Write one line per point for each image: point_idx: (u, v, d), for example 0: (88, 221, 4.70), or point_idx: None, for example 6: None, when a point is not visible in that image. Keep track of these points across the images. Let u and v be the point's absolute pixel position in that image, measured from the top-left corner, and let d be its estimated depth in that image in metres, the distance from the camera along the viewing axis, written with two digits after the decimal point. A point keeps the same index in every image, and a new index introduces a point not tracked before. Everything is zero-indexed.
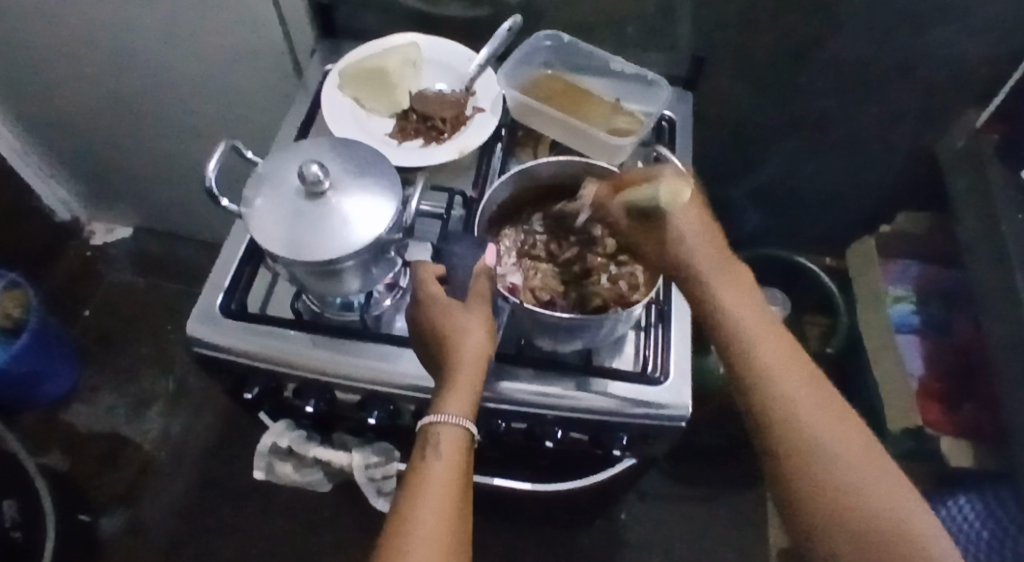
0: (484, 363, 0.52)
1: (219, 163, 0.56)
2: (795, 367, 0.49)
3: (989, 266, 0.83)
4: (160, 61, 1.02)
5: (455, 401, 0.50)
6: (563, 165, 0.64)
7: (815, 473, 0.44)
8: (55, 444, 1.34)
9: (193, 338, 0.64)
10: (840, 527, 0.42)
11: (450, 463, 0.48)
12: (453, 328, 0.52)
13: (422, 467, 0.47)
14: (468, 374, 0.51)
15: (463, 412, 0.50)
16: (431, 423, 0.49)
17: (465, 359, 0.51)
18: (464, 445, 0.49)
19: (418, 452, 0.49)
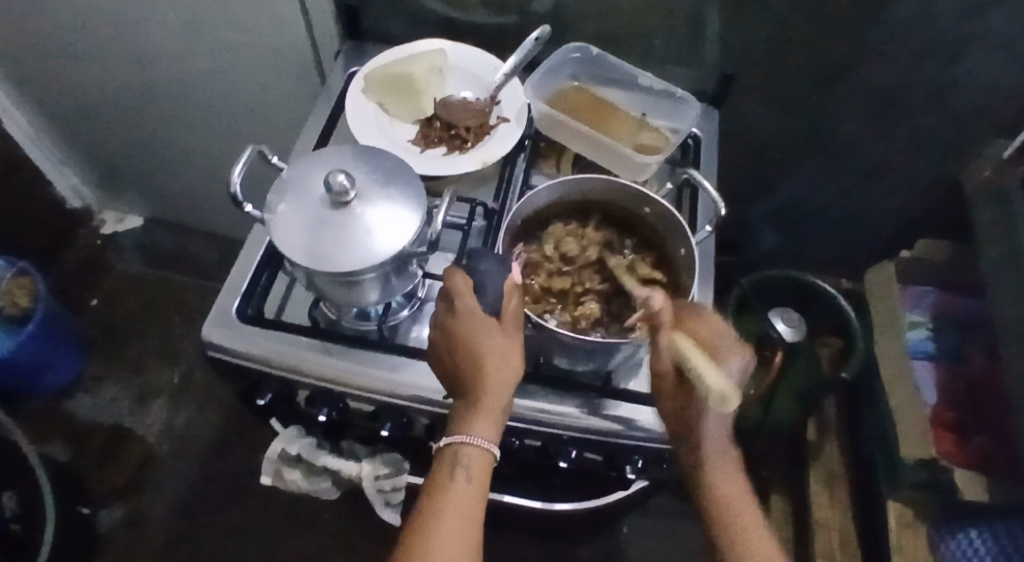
0: (512, 382, 0.51)
1: (243, 167, 0.55)
2: (737, 492, 0.58)
3: (1008, 298, 0.81)
4: (181, 54, 1.01)
5: (483, 425, 0.50)
6: (590, 183, 0.64)
7: None
8: (56, 434, 1.33)
9: (208, 342, 0.63)
10: None
11: (476, 484, 0.50)
12: (483, 351, 0.50)
13: (447, 486, 0.49)
14: (495, 397, 0.50)
15: (491, 436, 0.50)
16: (457, 444, 0.50)
17: (491, 386, 0.50)
18: (490, 464, 0.50)
19: (444, 467, 0.50)
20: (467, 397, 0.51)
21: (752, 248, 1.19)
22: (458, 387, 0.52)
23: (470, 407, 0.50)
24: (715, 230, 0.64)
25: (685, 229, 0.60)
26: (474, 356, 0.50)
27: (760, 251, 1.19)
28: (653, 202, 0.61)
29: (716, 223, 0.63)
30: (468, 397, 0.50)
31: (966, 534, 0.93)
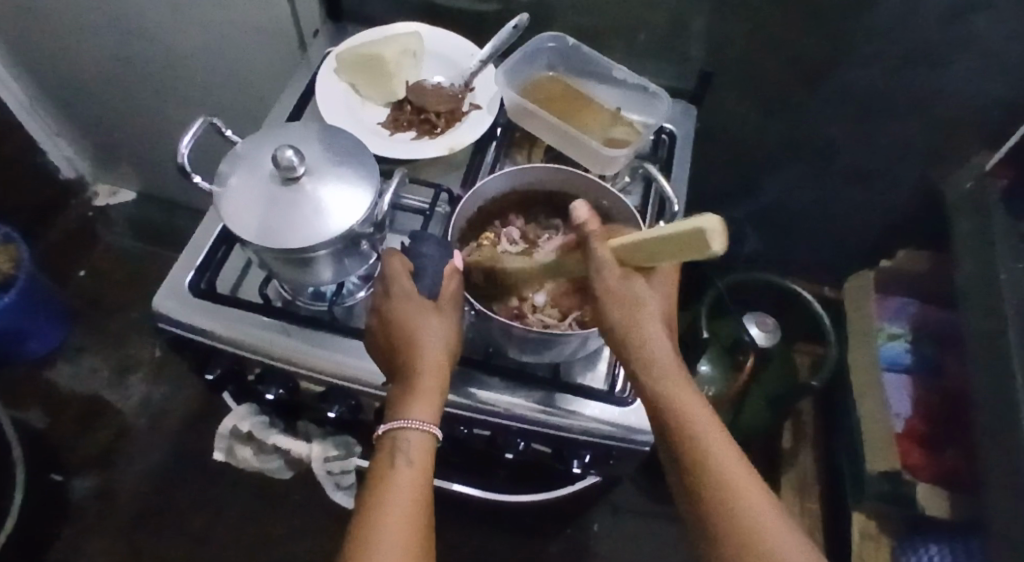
0: (449, 363, 0.51)
1: (194, 139, 0.55)
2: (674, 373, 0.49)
3: (982, 313, 0.79)
4: (167, 27, 1.01)
5: (422, 407, 0.49)
6: (547, 174, 0.63)
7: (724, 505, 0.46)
8: (35, 401, 1.34)
9: (159, 314, 0.63)
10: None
11: (418, 469, 0.49)
12: (422, 331, 0.49)
13: (390, 474, 0.48)
14: (434, 379, 0.49)
15: (431, 418, 0.49)
16: (397, 428, 0.49)
17: (429, 367, 0.49)
18: (432, 447, 0.50)
19: (385, 455, 0.50)
20: (404, 380, 0.50)
21: (735, 252, 1.18)
22: (395, 370, 0.51)
23: (408, 389, 0.50)
24: None
25: (638, 223, 0.59)
26: (413, 337, 0.49)
27: (743, 255, 1.18)
28: (609, 193, 0.61)
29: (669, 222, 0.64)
30: (405, 379, 0.50)
31: (927, 551, 0.92)
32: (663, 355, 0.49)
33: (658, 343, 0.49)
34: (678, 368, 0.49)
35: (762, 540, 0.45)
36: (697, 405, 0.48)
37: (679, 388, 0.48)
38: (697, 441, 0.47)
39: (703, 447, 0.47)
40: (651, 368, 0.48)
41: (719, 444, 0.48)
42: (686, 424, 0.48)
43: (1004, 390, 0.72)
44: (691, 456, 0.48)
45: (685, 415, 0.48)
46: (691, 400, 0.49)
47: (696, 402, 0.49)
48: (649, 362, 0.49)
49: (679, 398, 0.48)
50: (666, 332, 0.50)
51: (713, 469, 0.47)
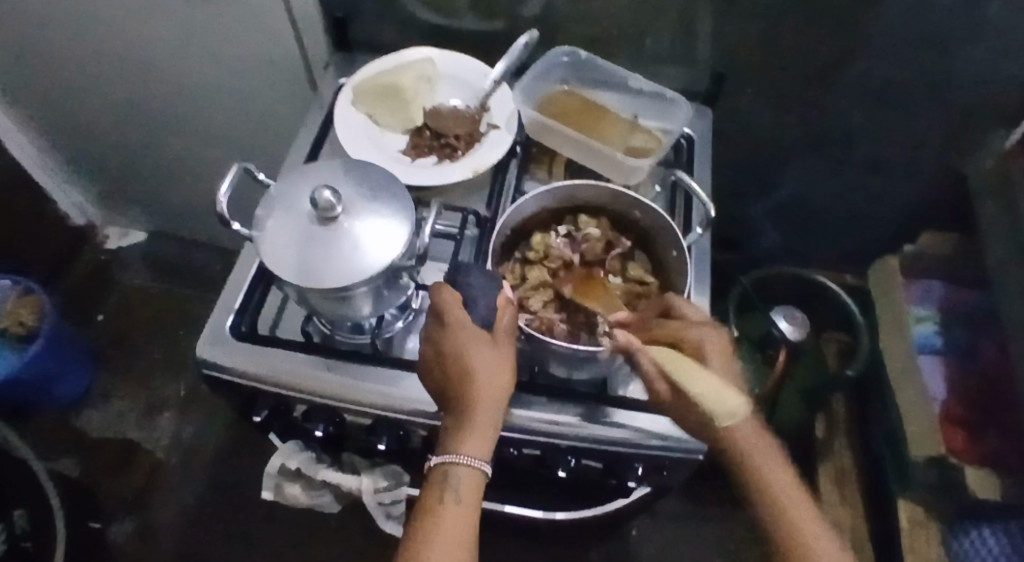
0: (502, 396, 0.51)
1: (230, 186, 0.55)
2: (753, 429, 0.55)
3: (1017, 293, 0.79)
4: (177, 69, 1.02)
5: (474, 443, 0.49)
6: (585, 190, 0.64)
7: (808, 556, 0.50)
8: (67, 449, 1.34)
9: (202, 360, 0.63)
10: None
11: (467, 505, 0.49)
12: (474, 365, 0.49)
13: (439, 508, 0.48)
14: (487, 414, 0.50)
15: (483, 454, 0.49)
16: (448, 463, 0.49)
17: (482, 403, 0.49)
18: (481, 485, 0.50)
19: (434, 489, 0.50)
20: (457, 415, 0.50)
21: (754, 246, 1.18)
22: (448, 403, 0.52)
23: (461, 423, 0.50)
24: (707, 231, 0.64)
25: (675, 230, 0.61)
26: (465, 371, 0.50)
27: (762, 249, 1.18)
28: (641, 203, 0.62)
29: (708, 225, 0.63)
30: (458, 414, 0.50)
31: None
32: (745, 437, 0.54)
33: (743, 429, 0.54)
34: (778, 466, 0.54)
35: None
36: (784, 482, 0.53)
37: (762, 464, 0.53)
38: (776, 495, 0.52)
39: (789, 524, 0.51)
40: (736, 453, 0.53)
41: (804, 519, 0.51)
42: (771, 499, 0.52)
43: None
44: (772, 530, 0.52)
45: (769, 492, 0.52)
46: (779, 478, 0.53)
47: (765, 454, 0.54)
48: (734, 445, 0.53)
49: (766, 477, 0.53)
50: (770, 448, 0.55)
51: None
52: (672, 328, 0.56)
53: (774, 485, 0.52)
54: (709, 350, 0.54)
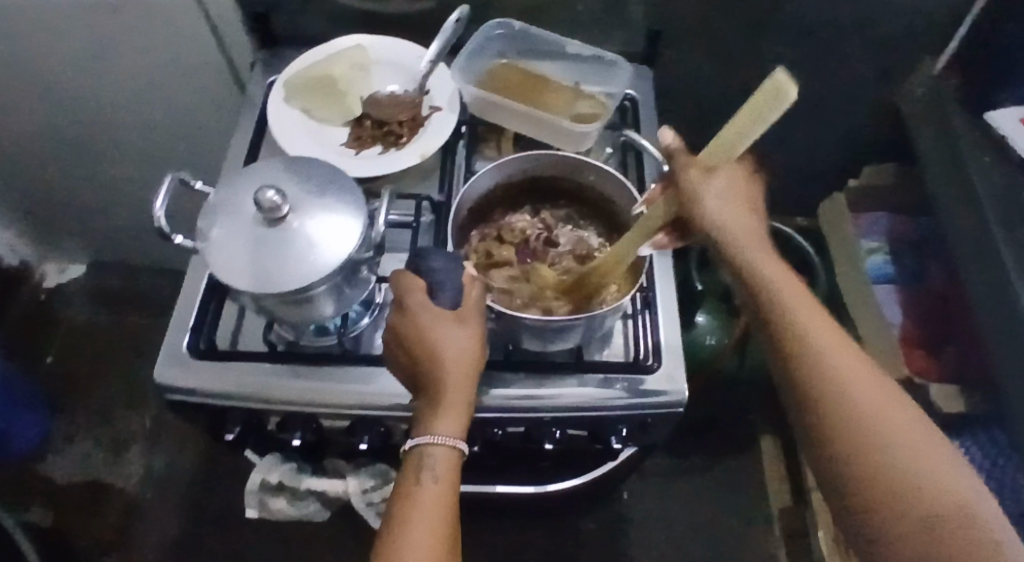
0: (472, 375, 0.50)
1: (167, 198, 0.53)
2: (806, 301, 0.45)
3: (960, 212, 0.82)
4: (94, 88, 0.96)
5: (448, 421, 0.48)
6: (539, 159, 0.63)
7: (867, 446, 0.39)
8: (33, 499, 1.28)
9: (162, 385, 0.60)
10: (904, 524, 0.37)
11: (445, 485, 0.47)
12: (440, 344, 0.48)
13: (415, 490, 0.46)
14: (458, 391, 0.49)
15: (457, 432, 0.48)
16: (422, 445, 0.48)
17: (453, 380, 0.48)
18: (458, 464, 0.48)
19: (410, 472, 0.48)
20: (429, 396, 0.49)
21: None
22: (418, 387, 0.51)
23: (432, 404, 0.49)
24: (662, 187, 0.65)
25: (630, 189, 0.60)
26: (431, 351, 0.48)
27: None
28: (593, 167, 0.61)
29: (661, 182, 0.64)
30: (431, 396, 0.49)
31: None
32: (797, 309, 0.44)
33: (797, 303, 0.44)
34: (838, 347, 0.42)
35: (928, 493, 0.37)
36: (852, 362, 0.42)
37: (822, 343, 0.42)
38: (828, 372, 0.41)
39: (858, 406, 0.40)
40: (791, 332, 0.43)
41: (874, 403, 0.40)
42: (837, 383, 0.41)
43: (996, 280, 0.75)
44: (832, 425, 0.40)
45: (835, 377, 0.41)
46: (844, 368, 0.42)
47: (817, 325, 0.43)
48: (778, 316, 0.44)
49: (826, 360, 0.42)
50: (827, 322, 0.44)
51: (895, 466, 0.38)
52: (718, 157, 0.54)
53: (834, 366, 0.42)
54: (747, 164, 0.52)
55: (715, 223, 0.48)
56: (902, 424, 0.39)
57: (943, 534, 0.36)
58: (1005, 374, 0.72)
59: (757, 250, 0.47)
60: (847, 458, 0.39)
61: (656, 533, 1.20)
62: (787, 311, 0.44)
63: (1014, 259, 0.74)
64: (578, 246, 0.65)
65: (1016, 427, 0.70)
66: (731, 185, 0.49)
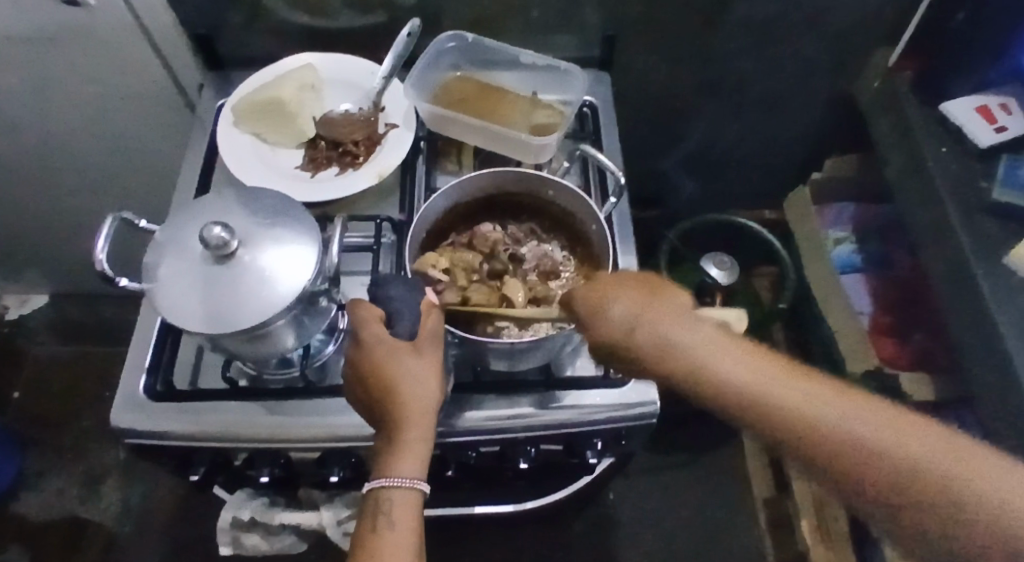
0: (432, 411, 0.49)
1: (108, 239, 0.51)
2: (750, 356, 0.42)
3: (919, 201, 0.83)
4: (38, 119, 0.93)
5: (406, 461, 0.47)
6: (498, 175, 0.62)
7: (872, 466, 0.38)
8: (6, 542, 1.24)
9: (120, 430, 0.58)
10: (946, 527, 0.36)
11: (405, 531, 0.46)
12: (396, 382, 0.47)
13: (374, 537, 0.45)
14: (416, 429, 0.48)
15: (417, 473, 0.47)
16: (381, 488, 0.47)
17: (410, 418, 0.48)
18: (419, 505, 0.47)
19: (369, 516, 0.47)
20: (387, 435, 0.48)
21: (675, 199, 1.19)
22: (378, 424, 0.50)
23: (391, 445, 0.48)
24: (622, 198, 0.63)
25: (590, 205, 0.60)
26: (389, 389, 0.48)
27: (682, 201, 1.20)
28: (553, 184, 0.61)
29: (621, 192, 0.63)
30: (389, 435, 0.48)
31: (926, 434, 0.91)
32: (769, 385, 0.41)
33: (778, 385, 0.41)
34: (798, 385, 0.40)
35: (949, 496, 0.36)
36: (807, 391, 0.40)
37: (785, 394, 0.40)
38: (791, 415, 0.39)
39: (856, 436, 0.38)
40: (799, 421, 0.39)
41: (894, 441, 0.38)
42: (847, 442, 0.38)
43: (956, 268, 0.76)
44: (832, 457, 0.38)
45: (862, 438, 0.38)
46: (816, 402, 0.40)
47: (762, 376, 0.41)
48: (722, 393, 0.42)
49: (843, 428, 0.38)
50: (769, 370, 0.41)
51: (912, 477, 0.37)
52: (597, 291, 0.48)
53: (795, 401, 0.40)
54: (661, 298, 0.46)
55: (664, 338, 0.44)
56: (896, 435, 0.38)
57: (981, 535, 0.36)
58: (972, 362, 0.72)
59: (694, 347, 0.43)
60: (900, 496, 0.37)
61: (643, 533, 1.20)
62: (760, 395, 0.40)
63: (971, 244, 0.75)
64: (541, 263, 0.64)
65: (983, 412, 0.71)
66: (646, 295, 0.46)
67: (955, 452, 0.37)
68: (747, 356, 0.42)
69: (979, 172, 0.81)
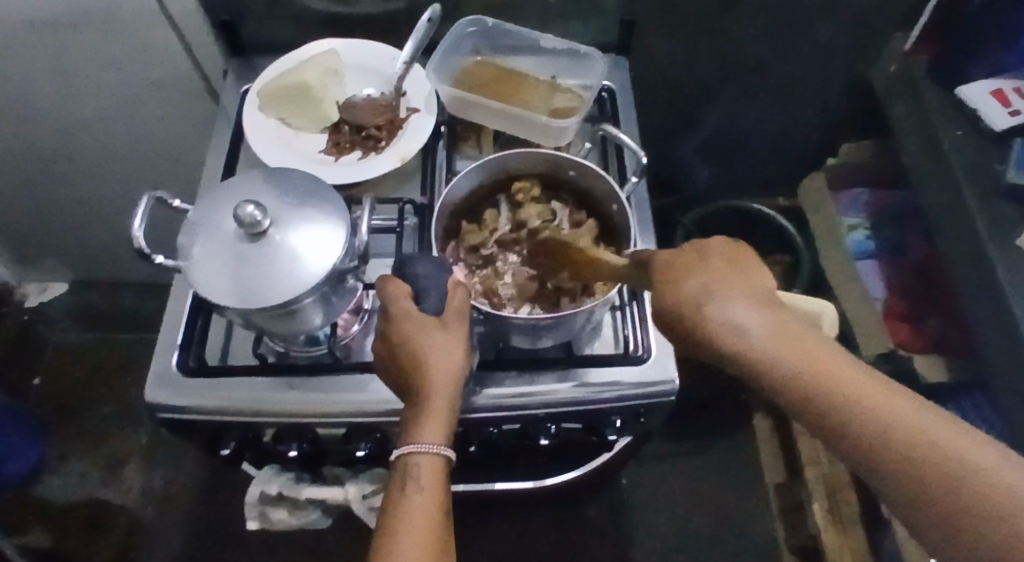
0: (457, 381, 0.50)
1: (144, 218, 0.52)
2: (794, 329, 0.38)
3: (935, 184, 0.83)
4: (64, 107, 0.95)
5: (432, 428, 0.48)
6: (518, 157, 0.63)
7: (904, 455, 0.33)
8: (32, 523, 1.27)
9: (153, 405, 0.60)
10: (978, 539, 0.31)
11: (431, 495, 0.47)
12: (423, 351, 0.49)
13: (401, 499, 0.46)
14: (441, 397, 0.49)
15: (442, 439, 0.48)
16: (408, 454, 0.48)
17: (437, 386, 0.49)
18: (445, 472, 0.49)
19: (396, 481, 0.48)
20: (413, 404, 0.50)
21: (688, 186, 1.20)
22: (405, 395, 0.51)
23: (417, 413, 0.49)
24: (642, 179, 0.64)
25: (610, 183, 0.61)
26: (415, 357, 0.49)
27: (696, 188, 1.21)
28: (577, 164, 0.62)
29: (641, 173, 0.63)
30: (414, 403, 0.50)
31: None
32: (802, 358, 0.36)
33: (807, 358, 0.36)
34: (838, 366, 0.36)
35: (990, 494, 0.31)
36: (842, 368, 0.36)
37: (816, 364, 0.36)
38: (822, 388, 0.35)
39: (887, 416, 0.34)
40: (807, 387, 0.36)
41: (935, 435, 0.33)
42: (875, 419, 0.34)
43: (972, 250, 0.76)
44: (856, 440, 0.34)
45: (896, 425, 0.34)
46: (852, 382, 0.35)
47: (795, 345, 0.37)
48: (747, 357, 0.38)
49: (871, 412, 0.34)
50: (809, 341, 0.37)
51: (941, 469, 0.32)
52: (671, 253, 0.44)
53: (829, 375, 0.36)
54: (720, 260, 0.41)
55: (699, 287, 0.40)
56: (936, 426, 0.33)
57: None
58: (988, 343, 0.73)
59: (736, 306, 0.39)
60: (926, 491, 0.32)
61: (656, 517, 1.21)
62: (787, 364, 0.36)
63: (986, 226, 0.75)
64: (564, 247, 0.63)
65: (997, 392, 0.72)
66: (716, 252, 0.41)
67: (989, 453, 0.32)
68: (764, 318, 0.38)
69: (995, 154, 0.81)
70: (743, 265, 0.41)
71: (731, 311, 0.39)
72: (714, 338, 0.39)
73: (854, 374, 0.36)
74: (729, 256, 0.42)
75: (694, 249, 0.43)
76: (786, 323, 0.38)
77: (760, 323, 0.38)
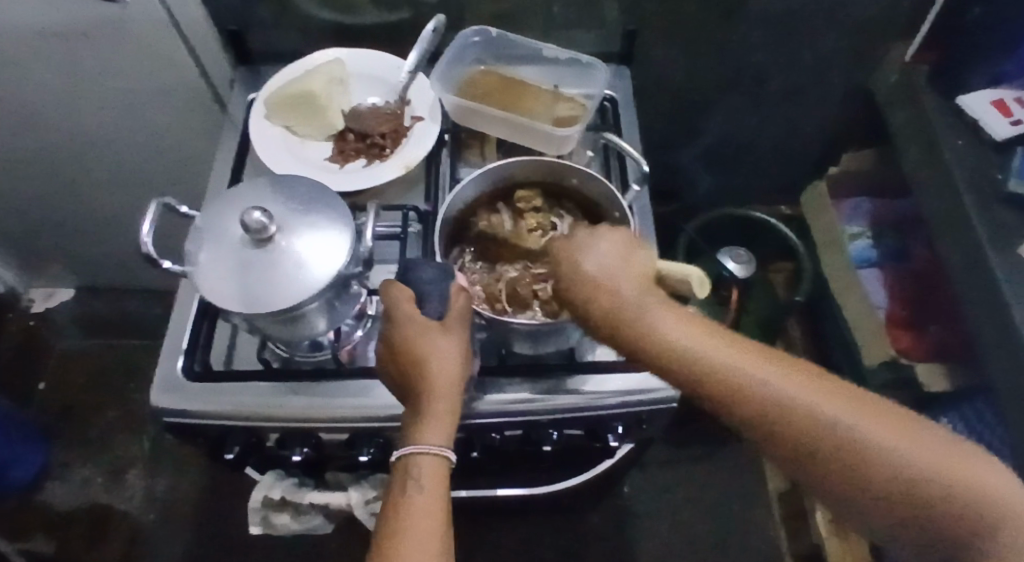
0: (459, 384, 0.51)
1: (153, 224, 0.53)
2: (707, 331, 0.42)
3: (936, 193, 0.84)
4: (72, 116, 0.96)
5: (434, 430, 0.49)
6: (524, 165, 0.64)
7: (826, 437, 0.39)
8: (35, 529, 1.27)
9: (158, 409, 0.60)
10: (884, 495, 0.39)
11: (433, 496, 0.47)
12: (427, 353, 0.49)
13: (404, 501, 0.47)
14: (443, 399, 0.49)
15: (444, 441, 0.49)
16: (411, 455, 0.48)
17: (440, 388, 0.49)
18: (446, 474, 0.49)
19: (398, 482, 0.48)
20: (415, 406, 0.50)
21: (690, 195, 1.21)
22: (407, 398, 0.52)
23: (419, 415, 0.50)
24: (645, 187, 0.65)
25: (613, 191, 0.61)
26: (418, 359, 0.50)
27: (698, 196, 1.21)
28: (577, 171, 0.63)
29: (644, 181, 0.64)
30: (417, 406, 0.50)
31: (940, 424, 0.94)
32: (730, 360, 0.41)
33: (720, 350, 0.41)
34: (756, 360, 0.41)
35: (887, 460, 0.38)
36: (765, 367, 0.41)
37: (740, 364, 0.41)
38: (752, 388, 0.40)
39: (812, 409, 0.39)
40: (741, 390, 0.40)
41: (846, 413, 0.39)
42: (798, 409, 0.39)
43: (972, 258, 0.77)
44: (787, 430, 0.39)
45: (797, 400, 0.39)
46: (775, 376, 0.40)
47: (720, 350, 0.41)
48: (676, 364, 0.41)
49: (793, 399, 0.40)
50: (724, 340, 0.42)
51: (856, 447, 0.39)
52: (561, 246, 0.48)
53: (754, 374, 0.40)
54: (614, 257, 0.46)
55: (622, 294, 0.44)
56: (848, 406, 0.39)
57: (926, 499, 0.38)
58: (990, 351, 0.73)
59: (661, 317, 0.43)
60: (847, 469, 0.39)
61: (658, 525, 1.21)
62: (719, 370, 0.40)
63: (987, 234, 0.76)
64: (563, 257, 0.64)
65: (999, 400, 0.72)
66: (616, 252, 0.46)
67: (882, 419, 0.39)
68: (690, 327, 0.42)
69: (996, 163, 0.81)
70: (640, 266, 0.45)
71: (651, 319, 0.43)
72: (648, 348, 0.42)
73: (766, 363, 0.41)
74: (625, 252, 0.46)
75: (588, 246, 0.46)
76: (702, 327, 0.43)
77: (682, 332, 0.42)
